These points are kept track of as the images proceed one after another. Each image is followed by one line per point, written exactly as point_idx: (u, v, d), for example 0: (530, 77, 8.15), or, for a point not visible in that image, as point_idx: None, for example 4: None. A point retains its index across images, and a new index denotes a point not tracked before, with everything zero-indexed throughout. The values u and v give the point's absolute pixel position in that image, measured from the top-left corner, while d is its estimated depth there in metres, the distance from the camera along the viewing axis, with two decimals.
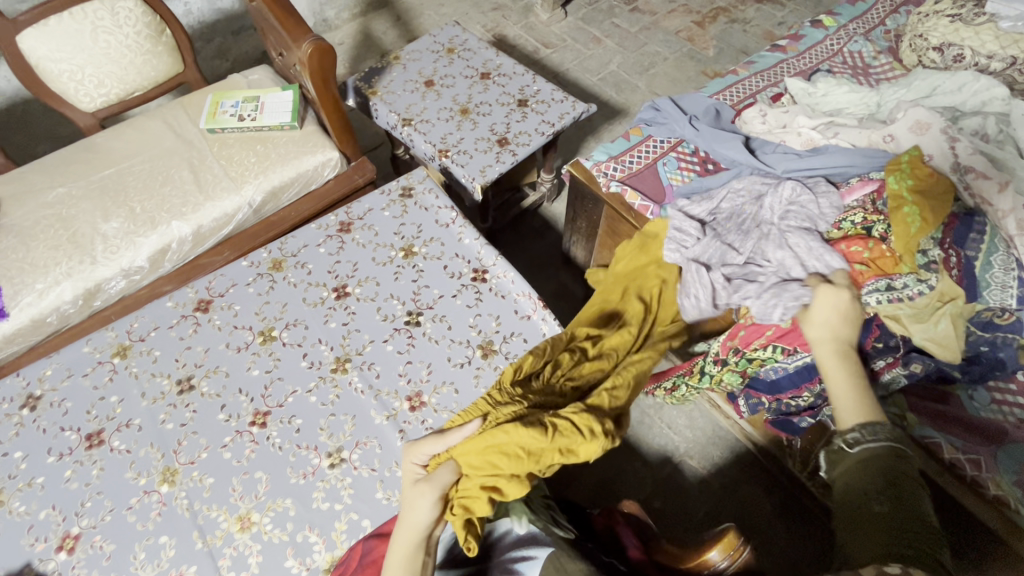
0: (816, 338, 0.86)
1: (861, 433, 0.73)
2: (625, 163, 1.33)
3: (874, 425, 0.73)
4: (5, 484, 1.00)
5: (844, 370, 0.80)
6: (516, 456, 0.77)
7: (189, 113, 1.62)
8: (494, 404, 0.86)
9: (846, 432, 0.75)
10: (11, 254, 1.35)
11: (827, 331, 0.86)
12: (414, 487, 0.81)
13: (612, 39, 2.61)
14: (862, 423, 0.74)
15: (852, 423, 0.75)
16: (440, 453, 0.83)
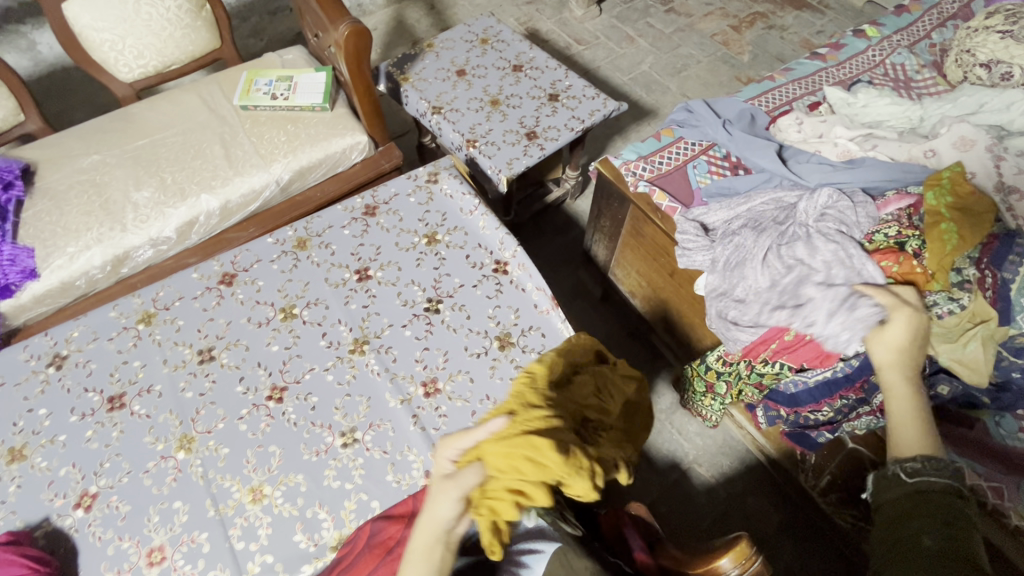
0: (884, 361, 0.84)
1: (926, 463, 0.70)
2: (655, 164, 1.32)
3: (937, 458, 0.70)
4: (29, 439, 1.03)
5: (909, 394, 0.78)
6: (542, 465, 0.70)
7: (224, 89, 1.64)
8: (523, 403, 0.79)
9: (904, 460, 0.72)
10: (46, 217, 1.38)
11: (894, 354, 0.84)
12: (440, 480, 0.73)
13: (646, 39, 2.59)
14: (923, 454, 0.71)
15: (913, 453, 0.72)
16: (469, 448, 0.76)
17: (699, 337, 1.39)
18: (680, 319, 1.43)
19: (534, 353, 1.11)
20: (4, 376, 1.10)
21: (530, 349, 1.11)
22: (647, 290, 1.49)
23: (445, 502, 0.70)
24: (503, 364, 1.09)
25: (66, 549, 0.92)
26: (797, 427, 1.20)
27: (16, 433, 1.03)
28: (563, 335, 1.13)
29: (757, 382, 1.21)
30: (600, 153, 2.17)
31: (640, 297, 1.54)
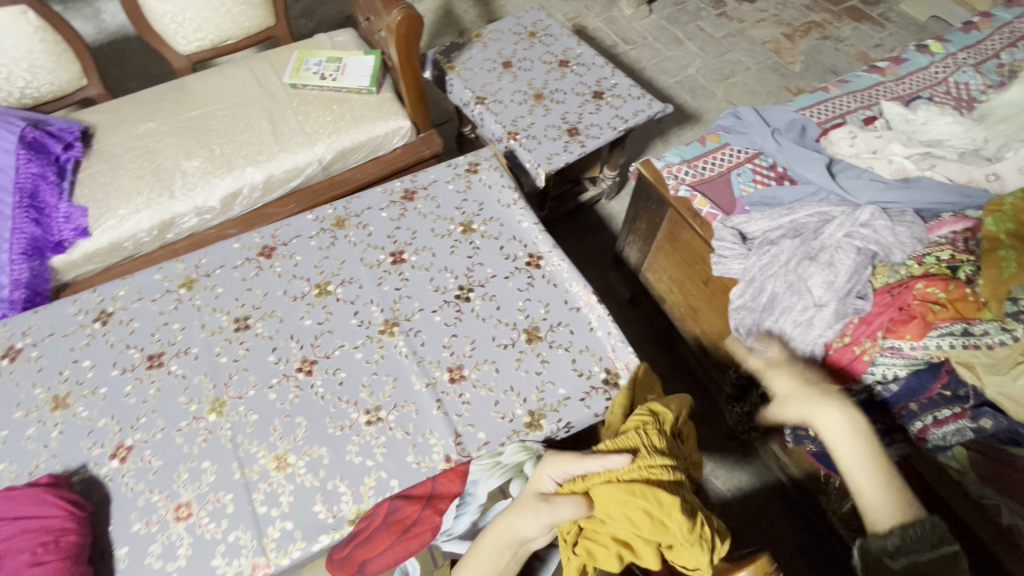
0: (806, 413, 0.87)
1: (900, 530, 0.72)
2: (698, 169, 1.30)
3: (912, 526, 0.72)
4: (73, 388, 1.07)
5: (852, 461, 0.81)
6: (657, 523, 0.74)
7: (275, 66, 1.68)
8: (648, 445, 0.81)
9: (882, 537, 0.72)
10: (100, 178, 1.44)
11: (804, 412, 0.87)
12: (535, 498, 0.81)
13: (695, 43, 2.54)
14: (897, 525, 0.73)
15: (887, 525, 0.74)
16: (576, 478, 0.81)
17: (728, 348, 1.36)
18: (709, 328, 1.40)
19: (560, 349, 1.11)
20: (54, 327, 1.15)
21: (557, 344, 1.11)
22: (678, 296, 1.47)
23: (541, 522, 0.77)
24: (529, 357, 1.09)
25: (100, 496, 0.96)
26: (823, 449, 1.16)
27: (62, 382, 1.08)
28: (591, 333, 1.13)
29: None
30: (638, 154, 2.15)
31: (669, 303, 1.52)
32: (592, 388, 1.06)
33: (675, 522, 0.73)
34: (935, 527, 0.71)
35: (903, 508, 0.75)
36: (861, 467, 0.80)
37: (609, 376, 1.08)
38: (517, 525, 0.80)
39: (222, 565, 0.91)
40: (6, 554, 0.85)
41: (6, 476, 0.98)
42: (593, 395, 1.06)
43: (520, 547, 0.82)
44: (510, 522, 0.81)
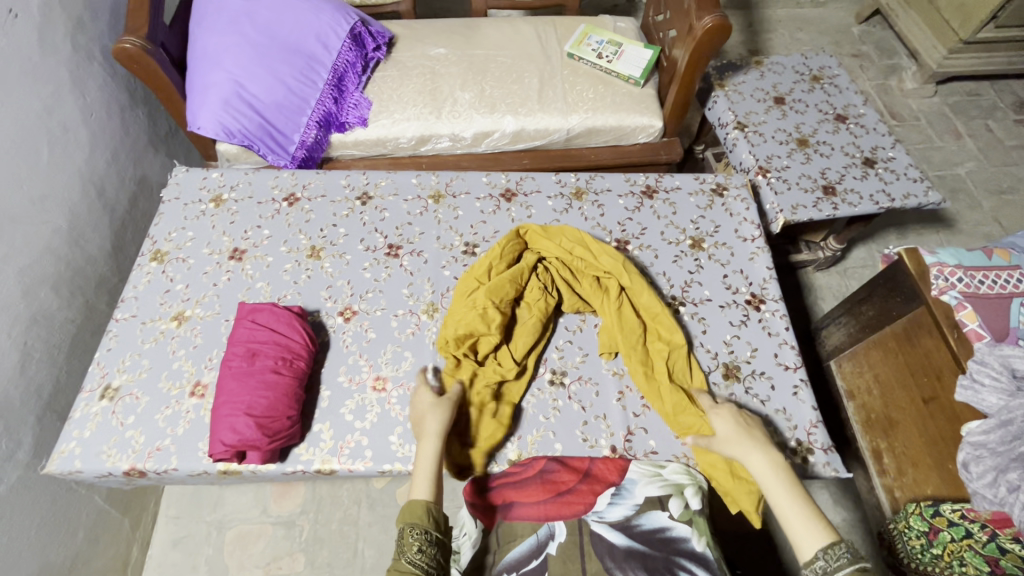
0: (743, 454, 0.89)
1: (807, 563, 0.77)
2: (975, 280, 1.13)
3: (833, 546, 0.76)
4: (327, 246, 1.25)
5: (772, 479, 0.85)
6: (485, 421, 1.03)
7: (558, 33, 1.77)
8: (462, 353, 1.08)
9: (812, 563, 0.77)
10: (389, 82, 1.63)
11: (733, 437, 0.92)
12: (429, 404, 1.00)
13: (975, 142, 2.24)
14: (824, 548, 0.77)
15: (815, 547, 0.77)
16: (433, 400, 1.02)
17: (920, 480, 1.19)
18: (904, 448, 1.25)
19: (754, 398, 1.07)
20: (326, 191, 1.34)
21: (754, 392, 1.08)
22: (875, 399, 1.33)
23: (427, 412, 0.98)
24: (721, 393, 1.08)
25: (323, 340, 1.12)
26: None
27: (320, 237, 1.26)
28: (793, 398, 1.08)
29: (992, 562, 0.97)
30: (866, 236, 1.96)
31: (857, 403, 1.38)
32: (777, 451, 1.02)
33: (491, 434, 1.02)
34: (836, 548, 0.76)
35: (819, 531, 0.79)
36: (791, 499, 0.82)
37: (798, 447, 1.03)
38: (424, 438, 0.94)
39: (396, 444, 1.01)
40: (257, 353, 1.01)
41: (264, 293, 1.18)
42: None
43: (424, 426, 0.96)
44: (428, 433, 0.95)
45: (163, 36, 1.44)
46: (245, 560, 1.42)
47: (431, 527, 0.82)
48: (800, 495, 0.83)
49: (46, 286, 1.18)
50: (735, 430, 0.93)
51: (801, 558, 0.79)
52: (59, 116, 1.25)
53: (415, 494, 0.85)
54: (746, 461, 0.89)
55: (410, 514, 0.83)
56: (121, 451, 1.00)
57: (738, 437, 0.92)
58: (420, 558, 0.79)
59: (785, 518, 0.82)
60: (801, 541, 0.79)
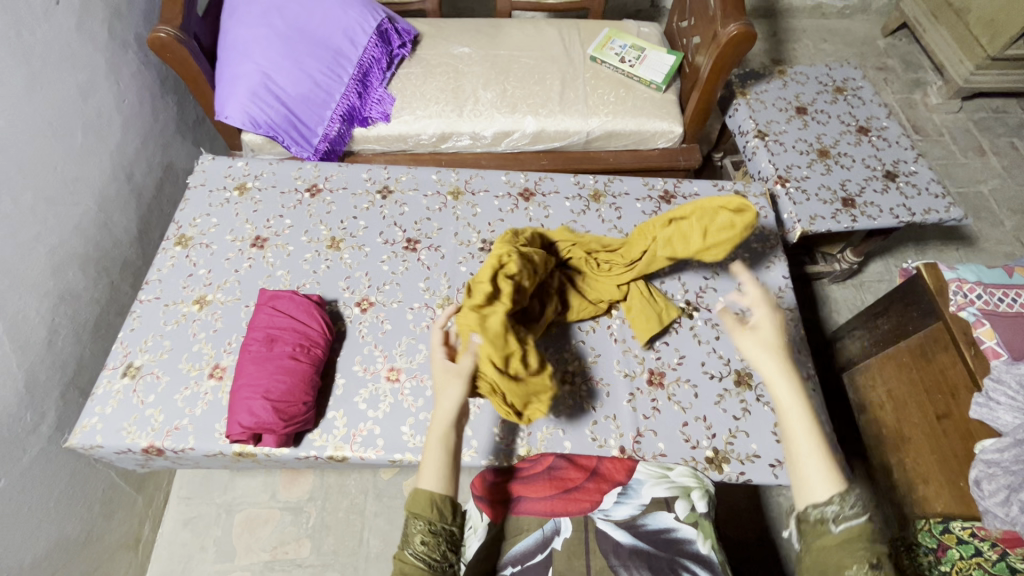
0: (768, 370, 0.79)
1: (816, 502, 0.71)
2: (995, 297, 1.12)
3: (846, 494, 0.70)
4: (346, 238, 1.27)
5: (795, 406, 0.76)
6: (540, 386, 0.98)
7: (582, 36, 1.78)
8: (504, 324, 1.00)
9: (819, 506, 0.71)
10: (413, 79, 1.66)
11: (759, 352, 0.81)
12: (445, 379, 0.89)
13: (1000, 159, 2.21)
14: (837, 492, 0.70)
15: (826, 489, 0.71)
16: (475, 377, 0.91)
17: (929, 497, 1.17)
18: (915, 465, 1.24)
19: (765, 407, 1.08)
20: (347, 183, 1.36)
21: (765, 400, 1.08)
22: (889, 415, 1.31)
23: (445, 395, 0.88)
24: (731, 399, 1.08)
25: (340, 329, 1.14)
26: None
27: (340, 229, 1.28)
28: None
29: None
30: (883, 250, 1.94)
31: (869, 418, 1.36)
32: (787, 459, 1.03)
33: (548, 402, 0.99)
34: (850, 495, 0.70)
35: (830, 476, 0.72)
36: (809, 434, 0.74)
37: None
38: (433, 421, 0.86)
39: (408, 434, 1.03)
40: (276, 339, 1.04)
41: (284, 281, 1.21)
42: (785, 465, 1.03)
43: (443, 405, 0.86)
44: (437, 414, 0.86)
45: (196, 27, 1.47)
46: (253, 543, 1.44)
47: (433, 516, 0.77)
48: (818, 433, 0.75)
49: (74, 266, 1.22)
50: (772, 338, 0.82)
51: (806, 499, 0.72)
52: (94, 101, 1.28)
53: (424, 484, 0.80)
54: (771, 380, 0.79)
55: (415, 503, 0.78)
56: (140, 429, 1.03)
57: (774, 348, 0.81)
58: (421, 549, 0.75)
59: (798, 457, 0.74)
60: (812, 475, 0.72)
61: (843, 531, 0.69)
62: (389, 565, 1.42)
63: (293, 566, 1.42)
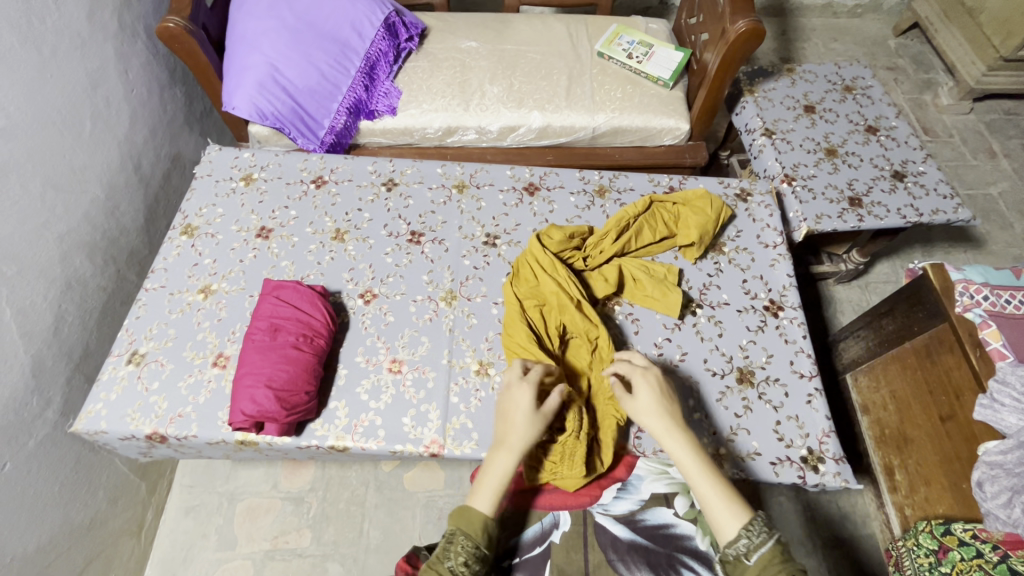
0: (661, 430, 0.89)
1: (729, 542, 0.78)
2: (1002, 299, 1.10)
3: (748, 522, 0.79)
4: (351, 230, 1.27)
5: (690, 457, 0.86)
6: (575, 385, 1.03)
7: (590, 32, 1.77)
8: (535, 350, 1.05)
9: (730, 544, 0.78)
10: (420, 73, 1.66)
11: (651, 415, 0.91)
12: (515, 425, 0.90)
13: (1011, 162, 2.19)
14: (742, 525, 0.79)
15: (733, 525, 0.79)
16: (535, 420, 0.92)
17: (933, 498, 1.19)
18: (917, 466, 1.24)
19: (767, 404, 1.07)
20: (353, 175, 1.37)
21: (767, 398, 1.08)
22: (891, 415, 1.32)
23: (523, 420, 0.89)
24: (734, 397, 1.07)
25: (343, 320, 1.14)
26: None
27: (345, 221, 1.29)
28: (806, 407, 1.07)
29: None
30: (890, 251, 1.93)
31: (871, 417, 1.39)
32: (788, 457, 1.02)
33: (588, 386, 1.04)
34: (753, 523, 0.78)
35: (733, 510, 0.81)
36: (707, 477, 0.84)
37: (809, 455, 1.02)
38: (507, 449, 0.87)
39: (409, 425, 1.03)
40: (279, 329, 1.04)
41: (288, 271, 1.21)
42: (786, 464, 1.01)
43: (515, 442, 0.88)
44: (517, 444, 0.88)
45: (205, 18, 1.48)
46: (254, 532, 1.45)
47: (483, 543, 0.81)
48: (715, 474, 0.84)
49: (82, 254, 1.23)
50: (656, 400, 0.92)
51: (721, 540, 0.80)
52: (103, 90, 1.29)
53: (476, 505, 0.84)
54: (663, 440, 0.89)
55: (468, 527, 0.81)
56: (144, 416, 1.04)
57: (657, 409, 0.91)
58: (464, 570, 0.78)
59: (705, 501, 0.83)
60: (719, 517, 0.80)
61: (756, 560, 0.76)
62: (388, 556, 1.43)
63: (294, 556, 1.43)
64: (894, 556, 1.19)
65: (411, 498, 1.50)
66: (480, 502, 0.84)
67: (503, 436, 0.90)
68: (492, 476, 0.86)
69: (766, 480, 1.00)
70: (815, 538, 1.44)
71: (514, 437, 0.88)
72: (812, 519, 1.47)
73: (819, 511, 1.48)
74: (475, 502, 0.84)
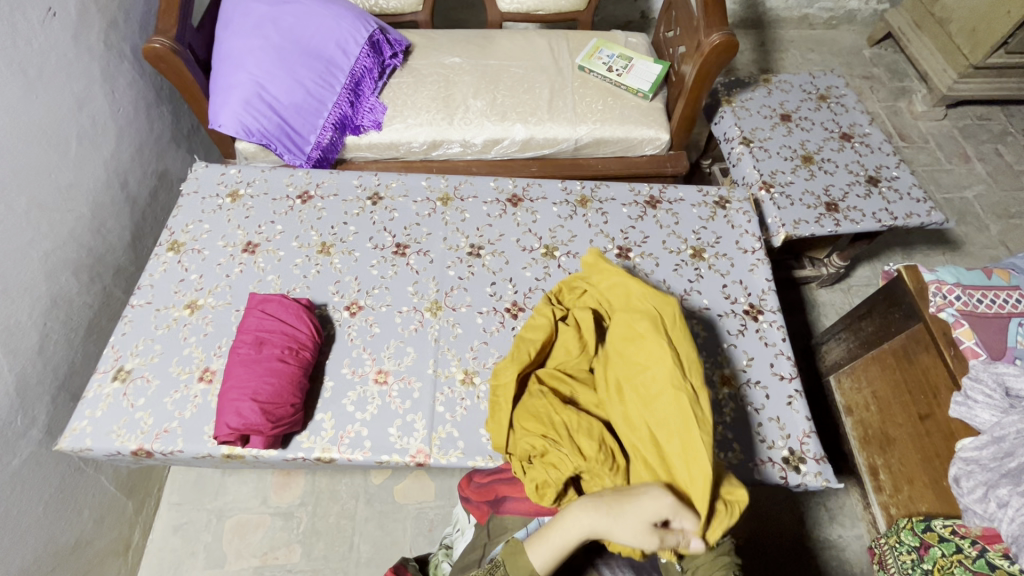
0: None
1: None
2: (974, 299, 1.13)
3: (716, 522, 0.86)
4: (337, 243, 1.29)
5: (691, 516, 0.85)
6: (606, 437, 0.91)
7: (571, 47, 1.81)
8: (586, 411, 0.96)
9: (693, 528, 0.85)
10: (404, 89, 1.68)
11: None
12: (587, 517, 0.78)
13: (985, 165, 2.24)
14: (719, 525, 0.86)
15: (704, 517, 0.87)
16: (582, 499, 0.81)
17: (916, 496, 1.22)
18: (901, 466, 1.26)
19: (747, 406, 1.09)
20: (338, 190, 1.39)
21: (748, 400, 1.09)
22: (873, 415, 1.35)
23: (633, 527, 0.76)
24: (717, 400, 1.09)
25: (329, 333, 1.15)
26: None
27: (330, 234, 1.30)
28: (787, 408, 1.09)
29: None
30: (871, 254, 1.96)
31: (855, 418, 1.42)
32: (769, 459, 1.03)
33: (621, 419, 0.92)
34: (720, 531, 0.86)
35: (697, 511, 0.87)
36: None
37: (790, 456, 1.04)
38: (594, 531, 0.77)
39: (395, 435, 1.04)
40: (264, 342, 1.05)
41: (274, 285, 1.22)
42: (768, 465, 1.03)
43: (606, 532, 0.77)
44: (601, 529, 0.77)
45: (190, 38, 1.50)
46: (243, 548, 1.44)
47: None
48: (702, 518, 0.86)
49: (67, 271, 1.23)
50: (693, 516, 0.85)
51: None
52: (89, 110, 1.31)
53: (533, 556, 0.78)
54: None
55: (513, 567, 0.78)
56: (130, 432, 1.04)
57: None
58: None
59: None
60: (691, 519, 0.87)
61: (720, 548, 0.85)
62: (380, 569, 1.43)
63: (283, 572, 1.42)
64: (877, 553, 1.21)
65: (402, 510, 1.50)
66: (538, 558, 0.77)
67: (599, 521, 0.77)
68: (561, 538, 0.78)
69: (748, 480, 1.02)
70: (805, 541, 1.45)
71: (615, 528, 0.77)
72: (802, 521, 1.48)
73: (809, 513, 1.49)
74: (532, 554, 0.78)
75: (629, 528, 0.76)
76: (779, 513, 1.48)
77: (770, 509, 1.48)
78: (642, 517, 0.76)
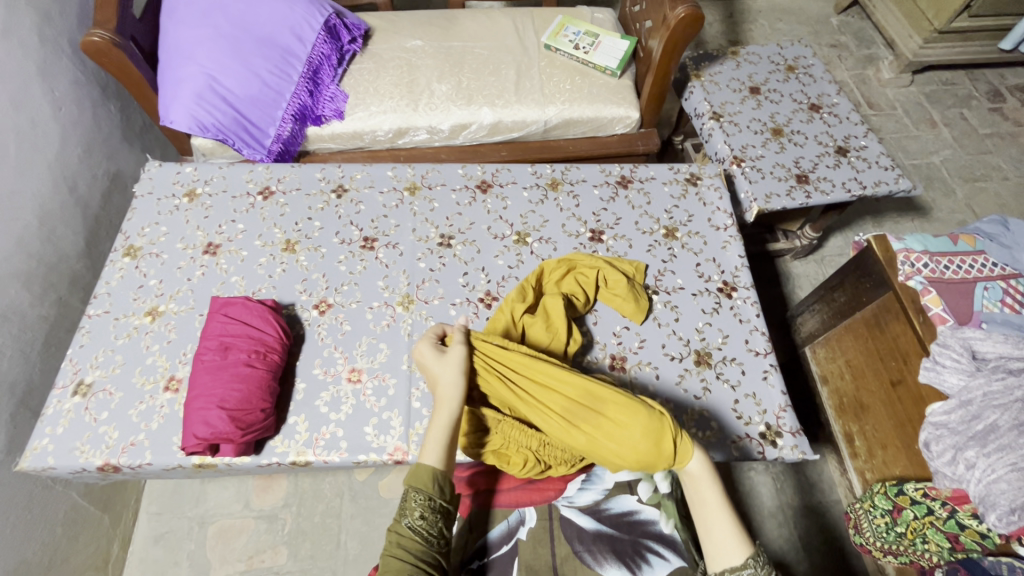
0: (694, 498, 0.83)
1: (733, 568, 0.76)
2: (941, 265, 1.15)
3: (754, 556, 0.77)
4: (302, 239, 1.25)
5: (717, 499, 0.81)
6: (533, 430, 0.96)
7: (537, 25, 1.77)
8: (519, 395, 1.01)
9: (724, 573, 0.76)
10: (366, 75, 1.63)
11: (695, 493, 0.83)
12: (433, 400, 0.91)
13: (951, 130, 2.27)
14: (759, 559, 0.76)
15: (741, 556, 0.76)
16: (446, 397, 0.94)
17: (889, 461, 1.25)
18: (876, 432, 1.29)
19: (724, 384, 1.09)
20: (301, 184, 1.34)
21: (724, 377, 1.10)
22: (848, 383, 1.37)
23: (439, 370, 0.92)
24: (694, 380, 1.09)
25: (298, 333, 1.12)
26: None
27: (294, 231, 1.26)
28: (763, 383, 1.10)
29: (953, 538, 1.01)
30: (843, 224, 1.98)
31: (830, 387, 1.44)
32: (747, 435, 1.04)
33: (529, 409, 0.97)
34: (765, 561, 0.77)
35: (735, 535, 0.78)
36: (724, 508, 0.80)
37: (767, 431, 1.05)
38: (440, 401, 0.89)
39: (371, 435, 1.02)
40: (230, 347, 1.02)
41: (238, 287, 1.18)
42: (745, 441, 1.04)
43: (441, 393, 0.90)
44: (441, 396, 0.89)
45: (133, 29, 1.42)
46: (228, 554, 1.42)
47: (435, 492, 0.81)
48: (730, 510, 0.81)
49: (17, 283, 1.18)
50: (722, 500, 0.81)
51: (720, 563, 0.77)
52: (27, 111, 1.23)
53: (422, 459, 0.84)
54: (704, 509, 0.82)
55: (418, 480, 0.82)
56: (94, 447, 1.00)
57: (714, 496, 0.81)
58: (420, 524, 0.80)
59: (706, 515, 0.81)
60: (730, 543, 0.77)
61: None
62: (368, 566, 1.42)
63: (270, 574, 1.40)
64: (853, 517, 1.24)
65: (387, 505, 1.49)
66: (428, 456, 0.84)
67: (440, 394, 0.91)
68: (432, 429, 0.86)
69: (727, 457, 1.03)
70: (784, 508, 1.49)
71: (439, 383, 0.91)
72: (781, 489, 1.51)
73: (788, 482, 1.52)
74: (423, 459, 0.84)
75: (441, 371, 0.92)
76: (759, 483, 1.51)
77: (750, 479, 1.51)
78: (443, 363, 0.93)
